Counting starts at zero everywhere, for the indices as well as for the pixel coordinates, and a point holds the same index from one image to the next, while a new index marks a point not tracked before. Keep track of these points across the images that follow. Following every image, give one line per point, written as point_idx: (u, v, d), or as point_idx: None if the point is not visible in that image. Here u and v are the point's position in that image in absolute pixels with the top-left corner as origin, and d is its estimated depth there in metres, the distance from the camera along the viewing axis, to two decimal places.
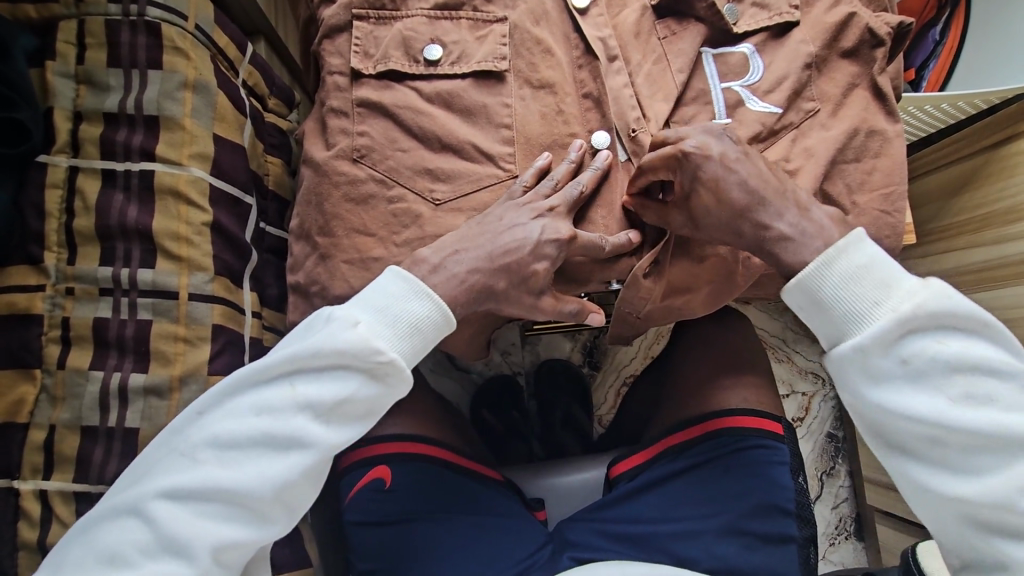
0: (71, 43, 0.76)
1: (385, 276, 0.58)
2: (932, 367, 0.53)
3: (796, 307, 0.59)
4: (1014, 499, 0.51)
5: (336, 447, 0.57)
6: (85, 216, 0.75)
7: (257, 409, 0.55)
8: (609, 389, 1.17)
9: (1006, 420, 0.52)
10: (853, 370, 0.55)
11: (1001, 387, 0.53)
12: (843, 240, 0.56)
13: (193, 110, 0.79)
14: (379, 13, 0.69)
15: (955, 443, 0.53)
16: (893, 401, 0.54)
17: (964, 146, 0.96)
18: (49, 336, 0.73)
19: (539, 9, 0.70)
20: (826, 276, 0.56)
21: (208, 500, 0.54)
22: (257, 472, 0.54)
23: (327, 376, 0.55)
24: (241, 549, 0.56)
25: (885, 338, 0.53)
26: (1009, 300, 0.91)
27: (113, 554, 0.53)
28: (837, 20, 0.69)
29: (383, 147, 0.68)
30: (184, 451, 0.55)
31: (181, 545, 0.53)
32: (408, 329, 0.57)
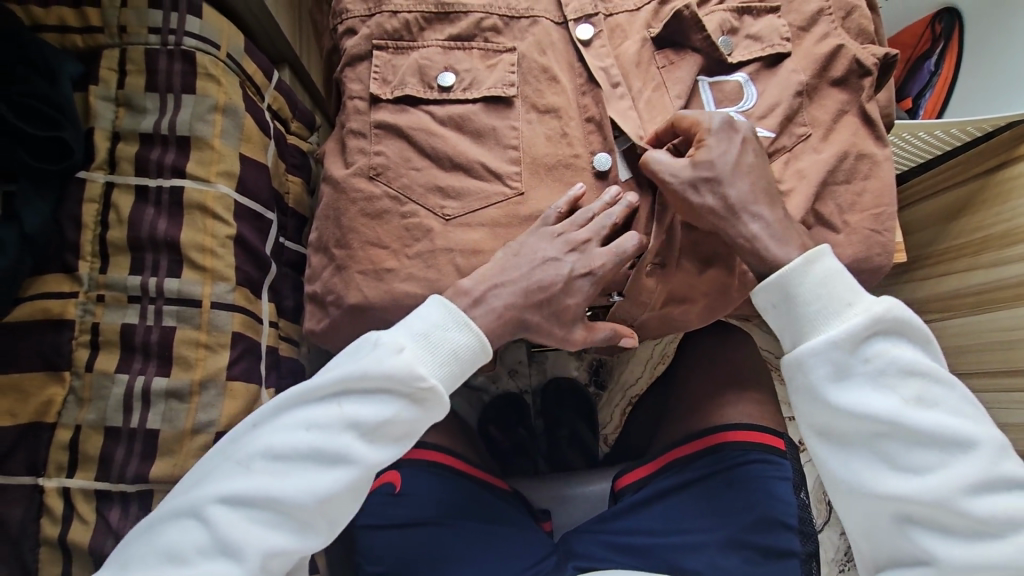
0: (113, 70, 0.82)
1: (427, 302, 0.62)
2: (889, 368, 0.58)
3: (769, 306, 0.62)
4: (948, 497, 0.56)
5: (377, 466, 0.60)
6: (119, 229, 0.80)
7: (307, 425, 0.59)
8: (615, 407, 1.19)
9: (946, 424, 0.57)
10: (821, 364, 0.58)
11: (943, 394, 0.58)
12: (817, 248, 0.61)
13: (222, 131, 0.84)
14: (397, 44, 0.75)
15: (898, 441, 0.58)
16: (849, 397, 0.57)
17: (959, 172, 0.99)
18: (80, 340, 0.77)
19: (546, 40, 0.75)
20: (806, 275, 0.59)
21: (261, 507, 0.58)
22: (305, 483, 0.57)
23: (372, 398, 0.59)
24: (284, 556, 0.58)
25: (855, 336, 0.57)
26: (1008, 323, 0.92)
27: (172, 553, 0.56)
28: (826, 51, 0.73)
29: (398, 166, 0.72)
30: (240, 460, 0.59)
31: (234, 547, 0.56)
32: (447, 356, 0.61)
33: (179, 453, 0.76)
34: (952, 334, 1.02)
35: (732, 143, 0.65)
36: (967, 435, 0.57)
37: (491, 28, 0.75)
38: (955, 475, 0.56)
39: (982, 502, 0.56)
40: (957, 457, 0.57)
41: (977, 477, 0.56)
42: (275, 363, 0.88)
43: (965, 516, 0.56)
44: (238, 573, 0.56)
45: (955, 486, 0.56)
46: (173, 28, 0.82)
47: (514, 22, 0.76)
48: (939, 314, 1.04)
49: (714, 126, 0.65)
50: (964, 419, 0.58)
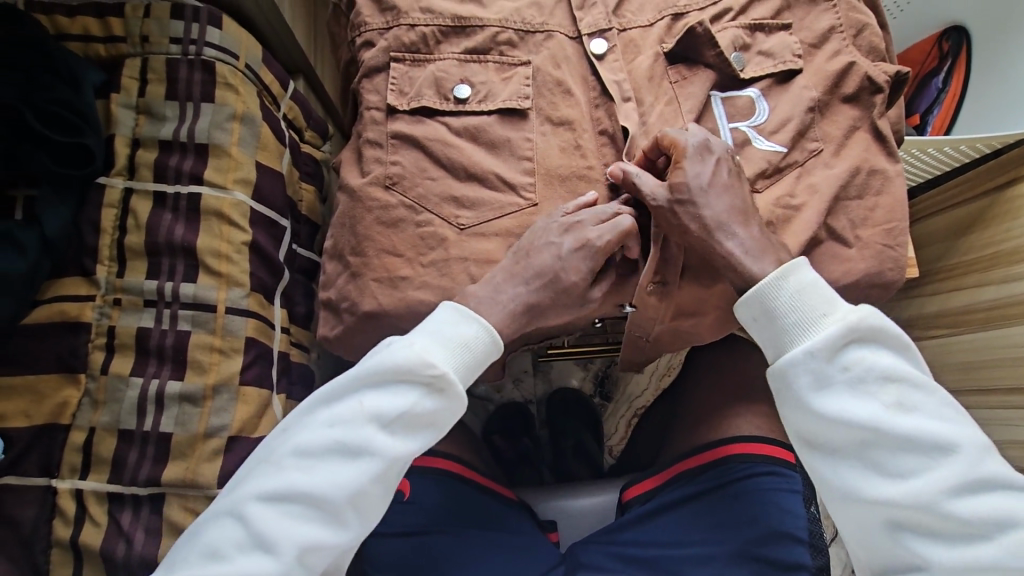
0: (135, 78, 0.84)
1: (439, 308, 0.63)
2: (868, 375, 0.58)
3: (750, 320, 0.62)
4: (934, 500, 0.56)
5: (403, 458, 0.59)
6: (136, 233, 0.81)
7: (331, 422, 0.59)
8: (620, 419, 1.14)
9: (927, 427, 0.57)
10: (801, 374, 0.58)
11: (923, 399, 0.58)
12: (791, 261, 0.61)
13: (239, 139, 0.85)
14: (414, 56, 0.76)
15: (882, 447, 0.57)
16: (831, 405, 0.57)
17: (967, 189, 1.00)
18: (96, 343, 0.78)
19: (560, 54, 0.76)
20: (780, 288, 0.60)
21: (293, 502, 0.58)
22: (333, 477, 0.58)
23: (389, 391, 0.59)
24: (319, 551, 0.58)
25: (832, 345, 0.57)
26: (1018, 339, 0.92)
27: (213, 551, 0.57)
28: (837, 68, 0.74)
29: (413, 176, 0.73)
30: (271, 460, 0.60)
31: (270, 542, 0.57)
32: (458, 346, 0.61)
33: (191, 457, 0.76)
34: (960, 350, 1.01)
35: (705, 162, 0.66)
36: (949, 438, 0.57)
37: (507, 42, 0.77)
38: (940, 478, 0.56)
39: (968, 504, 0.56)
40: (941, 461, 0.57)
41: (961, 478, 0.56)
42: (286, 368, 0.89)
43: (952, 519, 0.56)
44: (274, 567, 0.56)
45: (939, 489, 0.56)
46: (194, 38, 0.84)
47: (529, 36, 0.77)
48: (948, 329, 1.04)
49: (690, 147, 0.66)
50: (945, 422, 0.58)
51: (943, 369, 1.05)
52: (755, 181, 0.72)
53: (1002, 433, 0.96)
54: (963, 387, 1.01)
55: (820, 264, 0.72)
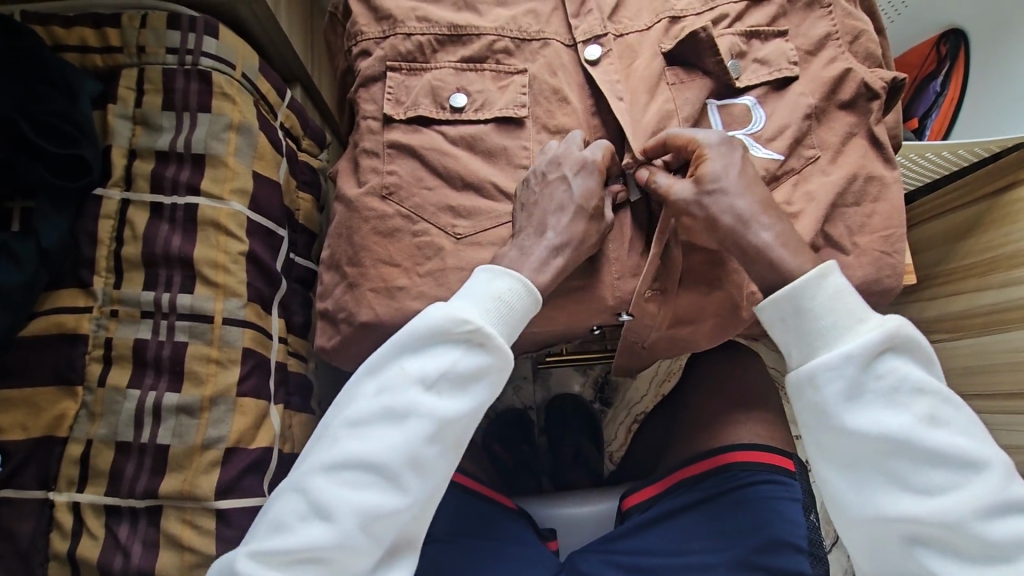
0: (131, 89, 0.84)
1: (477, 272, 0.63)
2: (902, 387, 0.57)
3: (776, 320, 0.61)
4: (959, 519, 0.55)
5: (454, 417, 0.58)
6: (133, 244, 0.81)
7: (380, 389, 0.59)
8: (620, 425, 1.18)
9: (955, 444, 0.56)
10: (835, 380, 0.57)
11: (954, 415, 0.57)
12: (824, 264, 0.60)
13: (236, 149, 0.85)
14: (410, 65, 0.76)
15: (910, 462, 0.56)
16: (862, 416, 0.57)
17: (966, 193, 1.00)
18: (92, 355, 0.78)
19: (556, 61, 0.76)
20: (818, 288, 0.59)
21: (347, 470, 0.57)
22: (385, 440, 0.57)
23: (432, 352, 0.59)
24: (382, 517, 0.57)
25: (869, 352, 0.56)
26: (1021, 344, 0.91)
27: (278, 524, 0.58)
28: (834, 75, 0.74)
29: (410, 186, 0.73)
30: (326, 433, 0.60)
31: (328, 509, 0.56)
32: (496, 303, 0.61)
33: (188, 469, 0.76)
34: (961, 354, 1.01)
35: (728, 157, 0.66)
36: (977, 456, 0.56)
37: (503, 50, 0.76)
38: (967, 497, 0.55)
39: (993, 524, 0.55)
40: (968, 480, 0.56)
41: (988, 498, 0.55)
42: (284, 378, 0.89)
43: (977, 540, 0.55)
44: (336, 534, 0.56)
45: (965, 507, 0.55)
46: (190, 48, 0.84)
47: (525, 44, 0.77)
48: (950, 334, 1.03)
49: (714, 143, 0.66)
50: (972, 440, 0.57)
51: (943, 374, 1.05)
52: None
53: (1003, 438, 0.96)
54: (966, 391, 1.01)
55: None
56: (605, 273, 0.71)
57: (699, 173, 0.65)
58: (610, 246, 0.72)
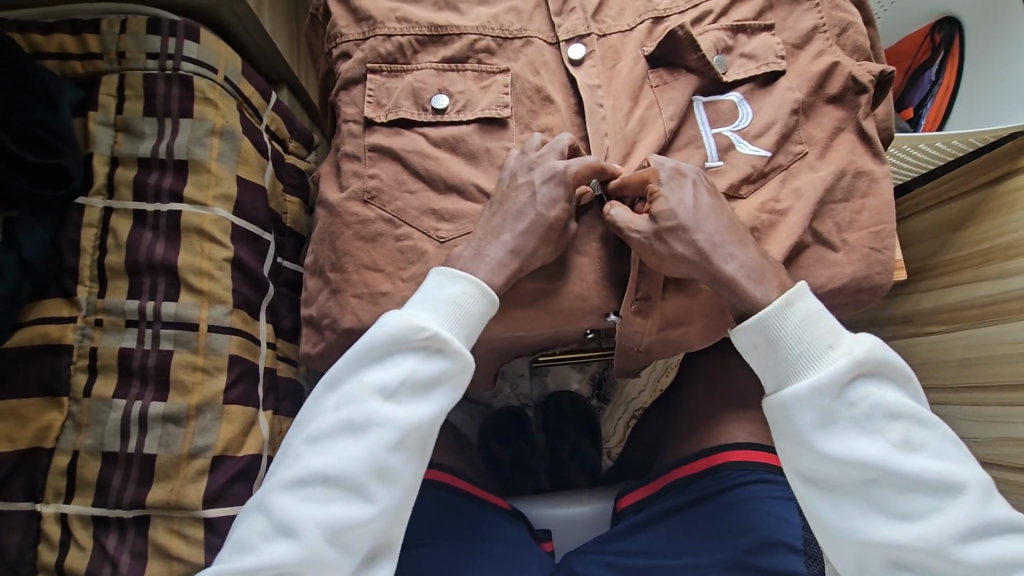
0: (112, 95, 0.83)
1: (430, 276, 0.63)
2: (875, 413, 0.57)
3: (749, 347, 0.61)
4: (940, 543, 0.55)
5: (414, 426, 0.59)
6: (117, 253, 0.80)
7: (340, 403, 0.60)
8: (619, 421, 1.16)
9: (933, 467, 0.57)
10: (809, 411, 0.57)
11: (930, 437, 0.58)
12: (793, 289, 0.61)
13: (219, 154, 0.84)
14: (391, 67, 0.75)
15: (888, 487, 0.57)
16: (838, 445, 0.57)
17: (963, 182, 0.98)
18: (78, 365, 0.77)
19: (539, 59, 0.75)
20: (786, 315, 0.59)
21: (309, 487, 0.58)
22: (345, 452, 0.58)
23: (389, 363, 0.60)
24: (356, 531, 0.57)
25: (838, 381, 0.57)
26: (1015, 336, 0.90)
27: (242, 544, 0.58)
28: (821, 69, 0.73)
29: (392, 189, 0.72)
30: (291, 452, 0.60)
31: (307, 525, 0.57)
32: (449, 305, 0.61)
33: (175, 478, 0.76)
34: (957, 346, 0.99)
35: (679, 189, 0.65)
36: (955, 478, 0.56)
37: (485, 49, 0.75)
38: (946, 521, 0.56)
39: (973, 547, 0.55)
40: (947, 503, 0.56)
41: (968, 521, 0.55)
42: (273, 384, 0.89)
43: (959, 563, 0.55)
44: (313, 549, 0.56)
45: (947, 531, 0.55)
46: (171, 53, 0.83)
47: (507, 43, 0.76)
48: (947, 326, 1.02)
49: (663, 176, 0.65)
50: (950, 461, 0.58)
51: (938, 366, 1.03)
52: (740, 187, 0.71)
53: (997, 431, 0.95)
54: (962, 383, 0.99)
55: (807, 270, 0.70)
56: (591, 274, 0.70)
57: (654, 209, 0.64)
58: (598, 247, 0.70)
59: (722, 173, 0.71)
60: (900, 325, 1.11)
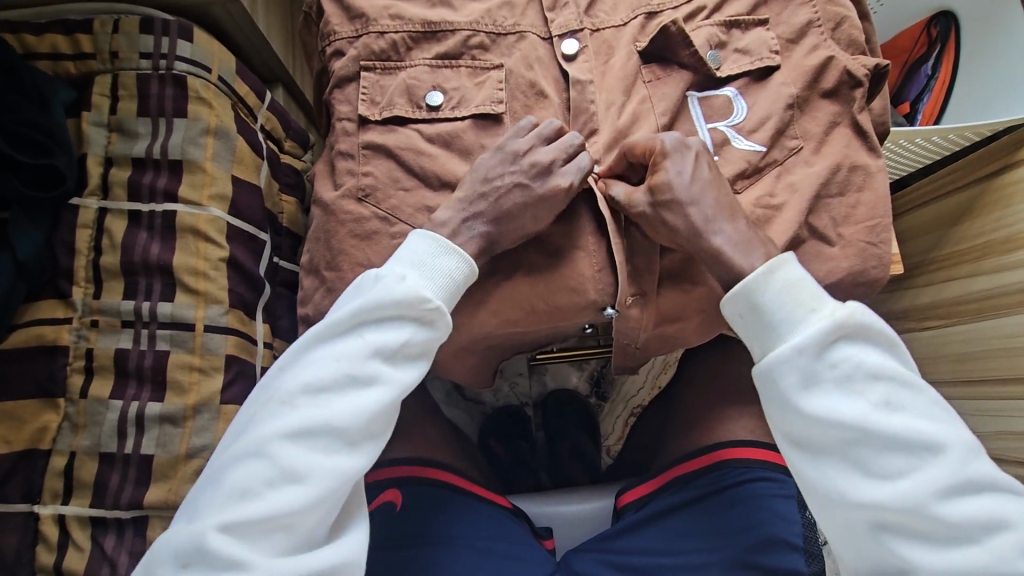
0: (106, 95, 0.83)
1: (414, 236, 0.65)
2: (856, 374, 0.58)
3: (735, 315, 0.63)
4: (921, 501, 0.55)
5: (404, 388, 0.60)
6: (112, 253, 0.80)
7: (333, 359, 0.59)
8: (618, 419, 1.13)
9: (917, 426, 0.56)
10: (793, 371, 0.58)
11: (912, 399, 0.58)
12: (779, 257, 0.62)
13: (214, 154, 0.84)
14: (385, 64, 0.75)
15: (871, 447, 0.57)
16: (822, 405, 0.57)
17: (962, 175, 0.98)
18: (74, 366, 0.77)
19: (532, 55, 0.75)
20: (767, 284, 0.61)
21: (299, 439, 0.57)
22: (339, 408, 0.58)
23: (386, 324, 0.60)
24: (344, 481, 0.58)
25: (820, 342, 0.57)
26: (1010, 330, 0.90)
27: (234, 493, 0.56)
28: (816, 63, 0.73)
29: (386, 187, 0.72)
30: (278, 399, 0.59)
31: (293, 474, 0.56)
32: (443, 279, 0.63)
33: (173, 478, 0.76)
34: (956, 340, 0.99)
35: (682, 161, 0.65)
36: (937, 437, 0.56)
37: (478, 46, 0.75)
38: (927, 479, 0.55)
39: (954, 505, 0.55)
40: (928, 462, 0.56)
41: (949, 479, 0.55)
42: None
43: (938, 521, 0.55)
44: (303, 496, 0.56)
45: (927, 489, 0.55)
46: (164, 52, 0.83)
47: (501, 38, 0.75)
48: (945, 320, 1.01)
49: (669, 146, 0.65)
50: (934, 422, 0.57)
51: (936, 361, 1.03)
52: (735, 182, 0.71)
53: (996, 424, 0.95)
54: (961, 377, 0.99)
55: (803, 264, 0.70)
56: (587, 267, 0.69)
57: (654, 179, 0.65)
58: (595, 242, 0.70)
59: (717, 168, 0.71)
60: (898, 320, 1.11)
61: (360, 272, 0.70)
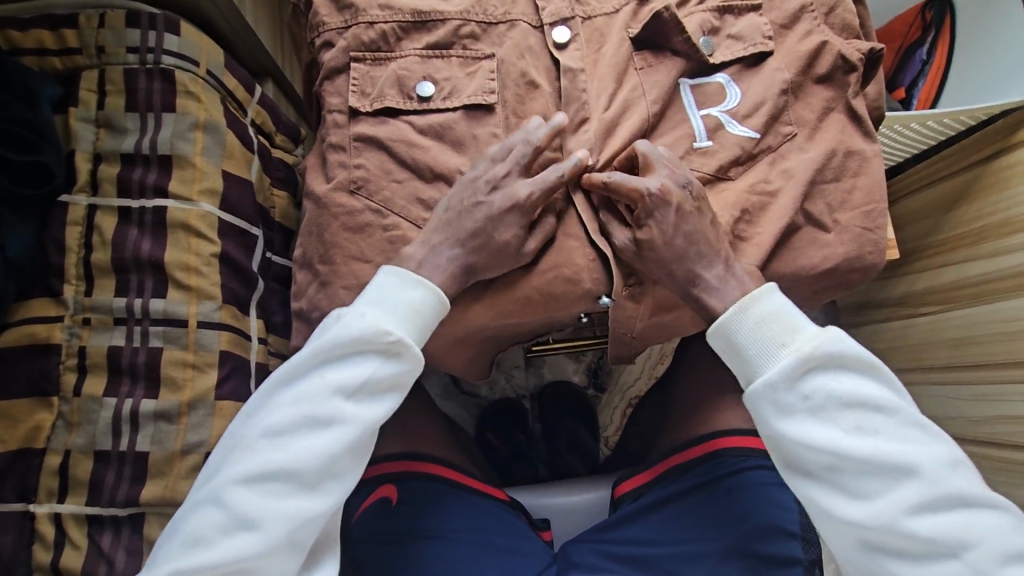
0: (93, 91, 0.82)
1: (381, 272, 0.64)
2: (828, 403, 0.58)
3: (720, 350, 0.64)
4: (896, 520, 0.55)
5: (370, 425, 0.60)
6: (103, 250, 0.79)
7: (295, 400, 0.59)
8: (615, 410, 1.14)
9: (890, 450, 0.56)
10: (763, 405, 0.59)
11: (887, 423, 0.58)
12: (757, 290, 0.62)
13: (204, 149, 0.83)
14: (374, 55, 0.74)
15: (849, 470, 0.57)
16: (797, 432, 0.58)
17: (956, 161, 0.98)
18: (67, 365, 0.77)
19: (524, 43, 0.74)
20: (740, 320, 0.62)
21: (262, 484, 0.57)
22: (301, 452, 0.58)
23: (349, 362, 0.60)
24: (302, 526, 0.58)
25: (788, 375, 0.58)
26: (1010, 314, 0.89)
27: (197, 538, 0.57)
28: (810, 48, 0.72)
29: (378, 179, 0.71)
30: (241, 445, 0.59)
31: (251, 522, 0.56)
32: (408, 312, 0.63)
33: (169, 475, 0.76)
34: (954, 326, 0.99)
35: (665, 215, 0.64)
36: (911, 459, 0.56)
37: (469, 35, 0.74)
38: (902, 498, 0.56)
39: (931, 523, 0.55)
40: (904, 482, 0.56)
41: (923, 498, 0.55)
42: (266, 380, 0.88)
43: (915, 539, 0.55)
44: (262, 541, 0.56)
45: (902, 509, 0.55)
46: (151, 46, 0.82)
47: (491, 27, 0.74)
48: (942, 306, 1.01)
49: (650, 197, 0.64)
50: (910, 443, 0.57)
51: (934, 346, 1.03)
52: (729, 169, 0.71)
53: (994, 409, 0.94)
54: (959, 363, 0.99)
55: (799, 250, 0.70)
56: (581, 256, 0.68)
57: (637, 235, 0.65)
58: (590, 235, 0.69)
59: (711, 154, 0.71)
60: (894, 306, 1.11)
61: (353, 268, 0.70)
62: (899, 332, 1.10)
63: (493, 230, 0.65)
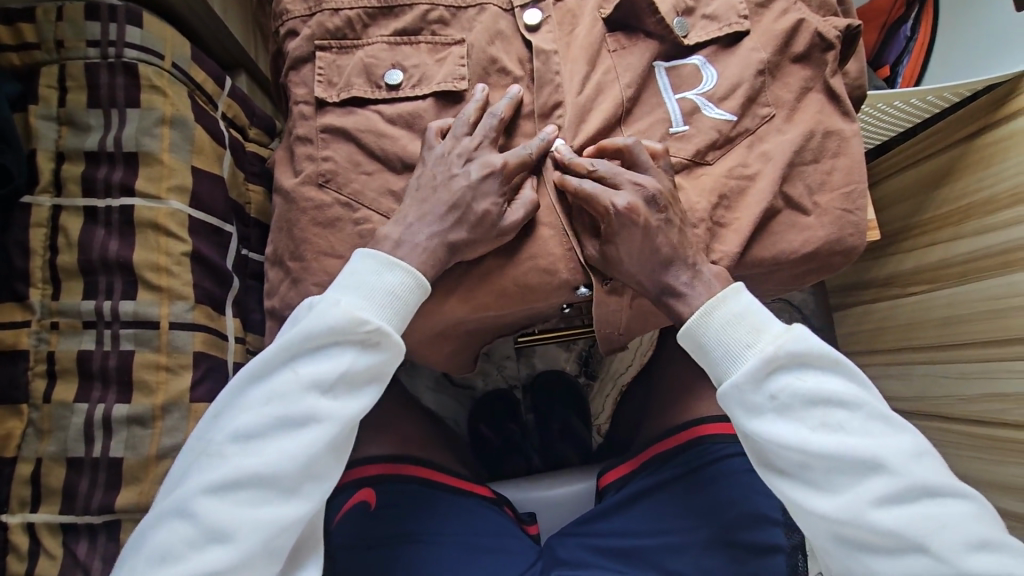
0: (52, 87, 0.79)
1: (355, 257, 0.62)
2: (795, 401, 0.57)
3: (691, 351, 0.63)
4: (863, 515, 0.54)
5: (348, 417, 0.58)
6: (68, 253, 0.77)
7: (268, 398, 0.58)
8: (607, 397, 1.15)
9: (855, 445, 0.56)
10: (731, 405, 0.59)
11: (852, 418, 0.57)
12: (725, 291, 0.61)
13: (171, 145, 0.81)
14: (341, 43, 0.71)
15: (816, 467, 0.56)
16: (764, 432, 0.57)
17: (941, 138, 0.97)
18: (35, 371, 0.75)
19: (494, 28, 0.72)
20: (709, 322, 0.61)
21: (237, 488, 0.56)
22: (278, 451, 0.56)
23: (321, 354, 0.58)
24: (283, 526, 0.56)
25: (755, 376, 0.57)
26: (1000, 291, 0.88)
27: (165, 553, 0.55)
28: (787, 27, 0.70)
29: (347, 171, 0.69)
30: (213, 450, 0.57)
31: (225, 531, 0.55)
32: (387, 298, 0.60)
33: (145, 480, 0.75)
34: (942, 305, 0.98)
35: (633, 231, 0.63)
36: (876, 453, 0.55)
37: (438, 20, 0.72)
38: (869, 493, 0.55)
39: (897, 516, 0.54)
40: (870, 477, 0.55)
41: (891, 491, 0.54)
42: None
43: (882, 534, 0.54)
44: (241, 546, 0.55)
45: (868, 502, 0.54)
46: (112, 39, 0.79)
47: (461, 12, 0.72)
48: (929, 285, 1.01)
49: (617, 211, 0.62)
50: (875, 438, 0.56)
51: (923, 326, 1.03)
52: (706, 153, 0.69)
53: (985, 387, 0.93)
54: (948, 342, 0.99)
55: (778, 234, 0.69)
56: (556, 246, 0.67)
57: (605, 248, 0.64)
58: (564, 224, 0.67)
59: (687, 138, 0.69)
60: (882, 287, 1.11)
61: (324, 264, 0.68)
62: (888, 312, 1.10)
63: (465, 221, 0.64)
